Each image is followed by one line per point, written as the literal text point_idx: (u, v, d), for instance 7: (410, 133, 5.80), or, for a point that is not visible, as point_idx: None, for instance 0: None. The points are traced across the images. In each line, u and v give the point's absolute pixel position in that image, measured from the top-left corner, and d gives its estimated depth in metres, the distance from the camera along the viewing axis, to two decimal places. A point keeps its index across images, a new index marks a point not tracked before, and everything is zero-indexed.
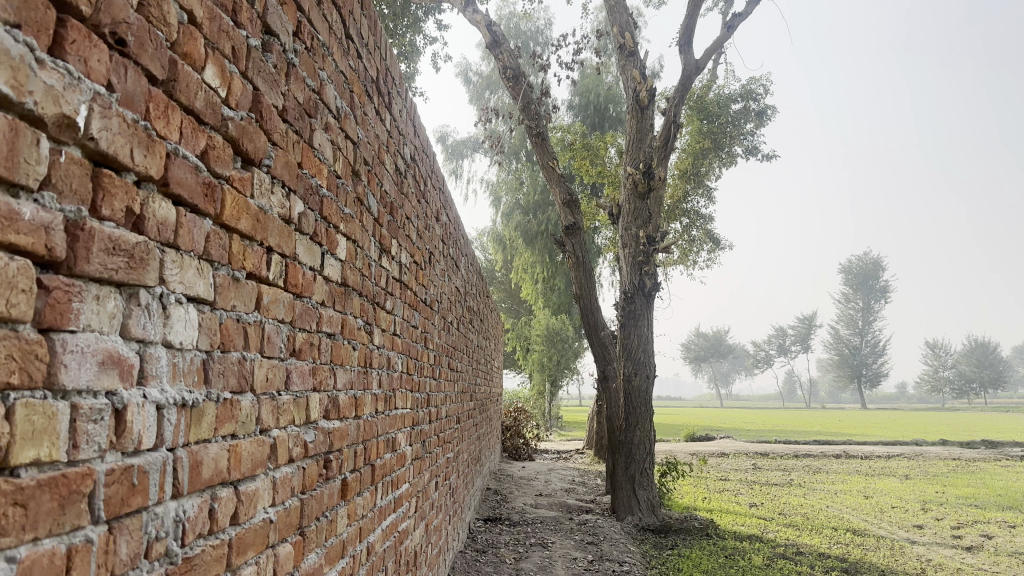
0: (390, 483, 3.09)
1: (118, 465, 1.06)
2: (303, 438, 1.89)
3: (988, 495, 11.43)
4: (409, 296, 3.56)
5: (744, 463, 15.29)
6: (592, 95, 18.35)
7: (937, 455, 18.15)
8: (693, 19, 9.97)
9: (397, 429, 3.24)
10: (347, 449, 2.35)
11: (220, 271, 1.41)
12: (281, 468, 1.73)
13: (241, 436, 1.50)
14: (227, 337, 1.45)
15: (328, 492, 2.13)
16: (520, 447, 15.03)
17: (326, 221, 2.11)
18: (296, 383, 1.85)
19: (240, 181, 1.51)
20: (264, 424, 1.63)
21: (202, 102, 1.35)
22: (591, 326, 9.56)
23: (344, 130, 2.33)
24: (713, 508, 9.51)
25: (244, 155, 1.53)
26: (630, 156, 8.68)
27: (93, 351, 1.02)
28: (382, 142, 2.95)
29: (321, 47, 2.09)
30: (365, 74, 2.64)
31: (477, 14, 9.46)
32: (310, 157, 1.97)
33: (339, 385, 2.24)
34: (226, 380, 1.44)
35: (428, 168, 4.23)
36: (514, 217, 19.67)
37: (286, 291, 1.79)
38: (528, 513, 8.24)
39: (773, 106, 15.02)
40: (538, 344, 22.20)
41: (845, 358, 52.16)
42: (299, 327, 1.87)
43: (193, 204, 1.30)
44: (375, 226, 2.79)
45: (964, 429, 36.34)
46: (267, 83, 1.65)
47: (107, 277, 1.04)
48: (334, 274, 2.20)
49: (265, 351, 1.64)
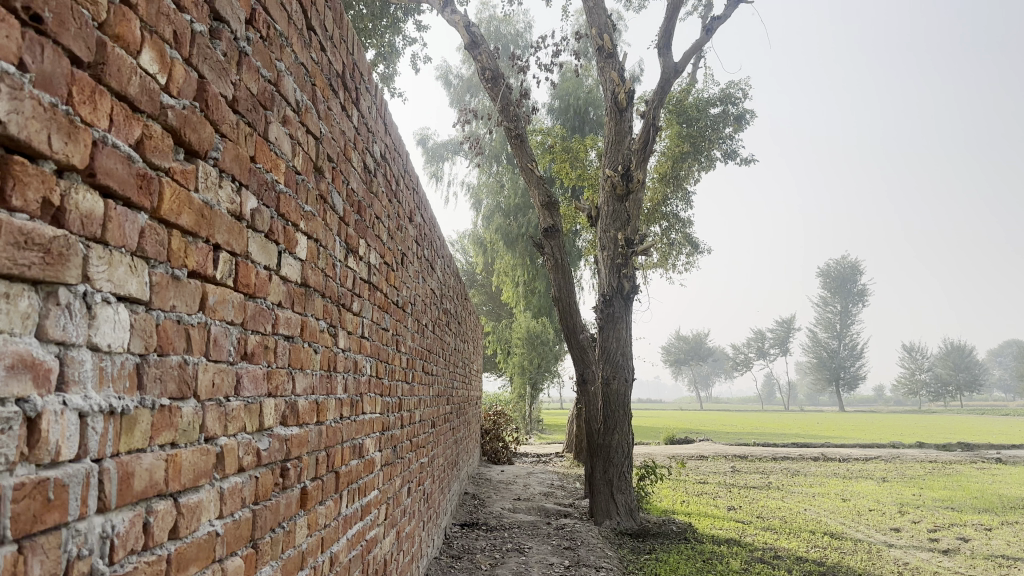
0: (357, 490, 3.01)
1: (30, 478, 0.97)
2: (256, 445, 1.81)
3: (964, 497, 11.51)
4: (379, 297, 3.47)
5: (723, 466, 15.30)
6: (571, 98, 18.35)
7: (914, 458, 18.30)
8: (671, 22, 9.95)
9: (365, 434, 3.16)
10: (307, 457, 2.26)
11: (158, 269, 1.33)
12: (229, 478, 1.64)
13: (182, 445, 1.41)
14: (166, 339, 1.36)
15: (286, 502, 2.04)
16: (499, 451, 14.93)
17: (283, 219, 2.03)
18: (248, 388, 1.76)
19: (181, 173, 1.42)
20: (209, 431, 1.54)
21: (138, 88, 1.27)
22: (570, 329, 9.47)
23: (305, 125, 2.24)
24: (691, 511, 9.49)
25: (187, 147, 1.44)
26: (608, 159, 8.63)
27: (1, 354, 0.93)
28: (349, 139, 2.86)
29: (279, 37, 2.00)
30: (329, 67, 2.55)
31: (455, 15, 9.37)
32: (265, 151, 1.88)
33: (297, 390, 2.15)
34: (164, 386, 1.35)
35: (401, 167, 4.15)
36: (494, 220, 19.58)
37: (237, 291, 1.70)
38: (506, 518, 8.16)
39: (751, 110, 15.06)
40: (519, 346, 22.12)
41: (823, 361, 52.49)
42: (251, 329, 1.78)
43: (124, 196, 1.22)
44: (341, 225, 2.70)
45: (940, 430, 36.78)
46: (214, 71, 1.57)
47: (17, 273, 0.96)
48: (293, 274, 2.11)
49: (212, 354, 1.56)
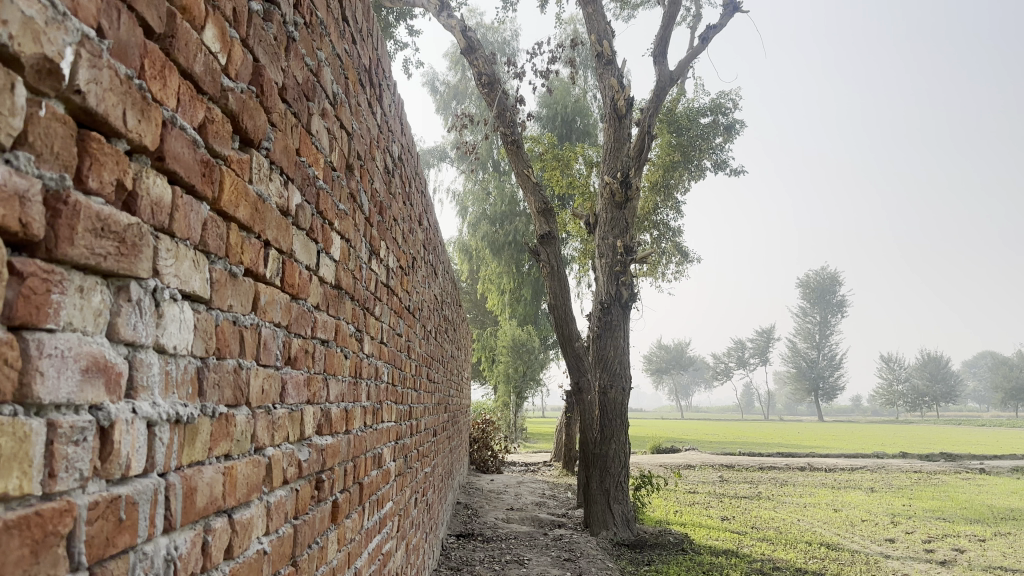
0: (376, 502, 2.89)
1: (103, 497, 0.86)
2: (298, 457, 1.70)
3: (954, 508, 11.53)
4: (395, 302, 3.36)
5: (711, 475, 15.27)
6: (561, 107, 18.36)
7: (898, 468, 18.38)
8: (668, 30, 9.95)
9: (383, 443, 3.04)
10: (338, 468, 2.14)
11: (217, 265, 1.22)
12: (275, 492, 1.53)
13: (236, 457, 1.30)
14: (224, 342, 1.25)
15: (320, 517, 1.92)
16: (487, 460, 14.82)
17: (321, 216, 1.92)
18: (291, 395, 1.65)
19: (238, 162, 1.32)
20: (259, 441, 1.43)
21: (202, 67, 1.16)
22: (564, 337, 9.38)
23: (340, 119, 2.14)
24: (686, 522, 9.43)
25: (243, 134, 1.34)
26: (607, 166, 8.57)
27: (76, 355, 0.83)
28: (373, 137, 2.75)
29: (319, 25, 1.90)
30: (358, 60, 2.45)
31: (452, 19, 9.31)
32: (308, 144, 1.77)
33: (331, 398, 2.04)
34: (222, 392, 1.24)
35: (413, 168, 4.04)
36: (481, 227, 19.51)
37: (284, 291, 1.59)
38: (501, 529, 8.04)
39: (741, 120, 15.11)
40: (504, 355, 22.00)
41: (803, 371, 52.86)
42: (295, 333, 1.67)
43: (189, 184, 1.11)
44: (367, 226, 2.59)
45: (921, 440, 37.21)
46: (267, 55, 1.46)
47: (93, 264, 0.85)
48: (328, 275, 2.00)
49: (262, 359, 1.45)
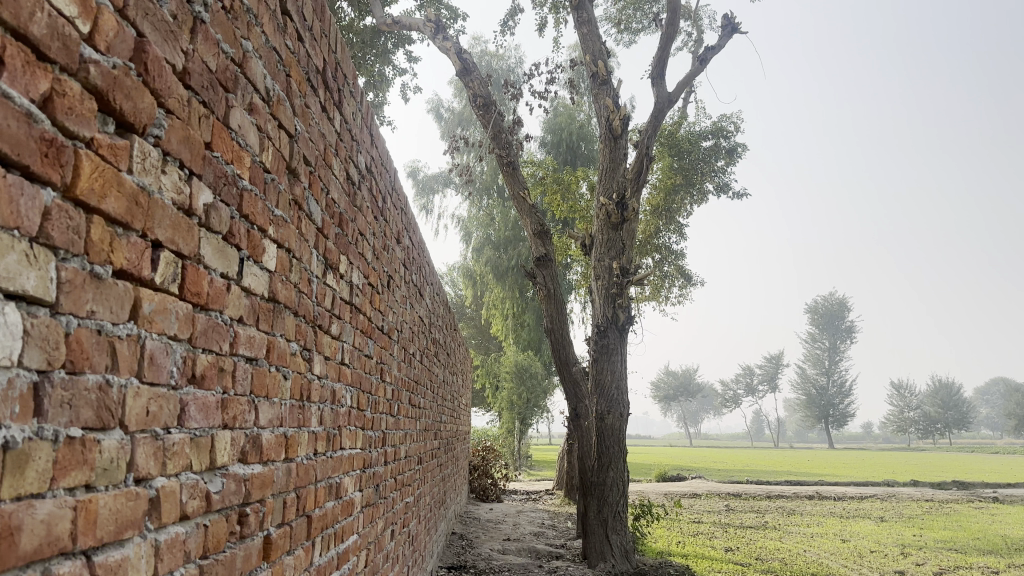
0: (333, 536, 2.68)
1: None
2: (206, 488, 1.50)
3: (967, 538, 11.18)
4: (362, 321, 3.18)
5: (717, 505, 14.90)
6: (564, 132, 18.31)
7: (910, 497, 17.94)
8: (665, 52, 9.86)
9: (343, 472, 2.84)
10: (273, 500, 1.94)
11: (69, 263, 1.05)
12: (167, 529, 1.34)
13: (100, 489, 1.12)
14: (80, 354, 1.07)
15: (242, 555, 1.72)
16: (488, 488, 14.52)
17: (247, 221, 1.74)
18: (195, 419, 1.46)
19: (109, 147, 1.15)
20: (139, 470, 1.24)
21: (44, 29, 0.99)
22: (562, 361, 9.16)
23: (276, 118, 1.97)
24: (688, 553, 9.14)
25: (117, 117, 1.17)
26: (603, 187, 8.40)
27: None
28: (330, 144, 2.58)
29: (245, 13, 1.75)
30: (307, 61, 2.30)
31: (448, 42, 9.24)
32: (224, 139, 1.60)
33: (261, 422, 1.85)
34: (76, 413, 1.06)
35: (387, 183, 3.87)
36: (485, 252, 19.36)
37: (183, 300, 1.41)
38: (495, 560, 7.79)
39: (743, 144, 14.99)
40: (507, 381, 21.72)
41: (813, 399, 52.01)
42: (201, 348, 1.48)
43: (19, 163, 0.94)
44: (318, 237, 2.41)
45: (933, 468, 36.34)
46: (158, 31, 1.30)
47: None
48: (258, 286, 1.82)
49: (146, 376, 1.26)
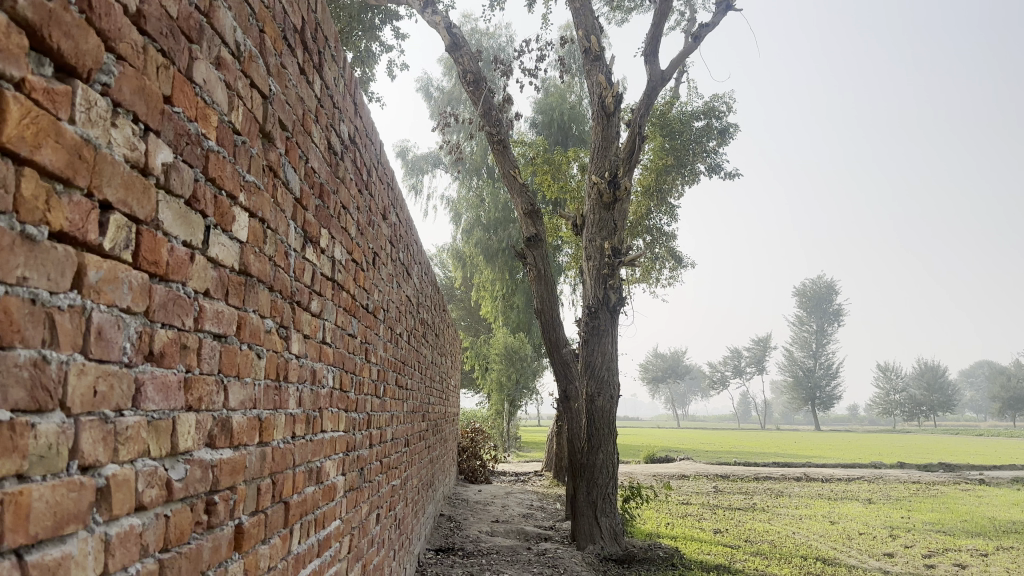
0: (313, 522, 2.55)
1: None
2: (166, 475, 1.38)
3: (955, 521, 11.19)
4: (345, 299, 3.04)
5: (706, 486, 14.91)
6: (555, 112, 18.10)
7: (897, 478, 18.04)
8: (658, 28, 9.68)
9: (324, 456, 2.71)
10: (245, 486, 1.82)
11: None
12: (119, 521, 1.20)
13: (35, 477, 0.99)
14: (9, 326, 0.94)
15: (210, 546, 1.59)
16: (477, 470, 14.48)
17: (214, 185, 1.60)
18: (153, 399, 1.33)
19: (46, 92, 1.01)
20: (85, 457, 1.11)
21: None
22: (552, 343, 9.03)
23: (248, 76, 1.82)
24: (677, 535, 9.10)
25: (56, 56, 1.03)
26: (595, 165, 8.26)
27: None
28: (310, 109, 2.44)
29: None
30: (283, 18, 2.14)
31: (437, 16, 9.01)
32: (186, 93, 1.46)
33: (231, 404, 1.72)
34: (5, 394, 0.93)
35: (373, 156, 3.72)
36: (474, 233, 19.21)
37: (138, 269, 1.27)
38: (484, 543, 7.69)
39: (735, 125, 14.85)
40: (496, 363, 21.64)
41: (800, 381, 52.24)
42: (160, 322, 1.35)
43: None
44: (296, 209, 2.27)
45: (920, 450, 36.59)
46: None
47: None
48: (227, 258, 1.68)
49: (93, 351, 1.13)
